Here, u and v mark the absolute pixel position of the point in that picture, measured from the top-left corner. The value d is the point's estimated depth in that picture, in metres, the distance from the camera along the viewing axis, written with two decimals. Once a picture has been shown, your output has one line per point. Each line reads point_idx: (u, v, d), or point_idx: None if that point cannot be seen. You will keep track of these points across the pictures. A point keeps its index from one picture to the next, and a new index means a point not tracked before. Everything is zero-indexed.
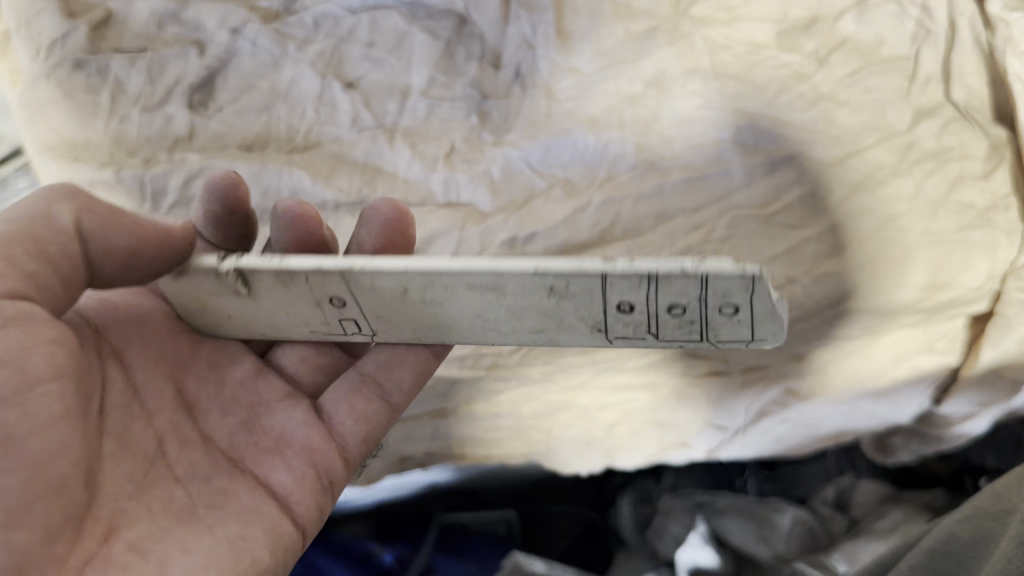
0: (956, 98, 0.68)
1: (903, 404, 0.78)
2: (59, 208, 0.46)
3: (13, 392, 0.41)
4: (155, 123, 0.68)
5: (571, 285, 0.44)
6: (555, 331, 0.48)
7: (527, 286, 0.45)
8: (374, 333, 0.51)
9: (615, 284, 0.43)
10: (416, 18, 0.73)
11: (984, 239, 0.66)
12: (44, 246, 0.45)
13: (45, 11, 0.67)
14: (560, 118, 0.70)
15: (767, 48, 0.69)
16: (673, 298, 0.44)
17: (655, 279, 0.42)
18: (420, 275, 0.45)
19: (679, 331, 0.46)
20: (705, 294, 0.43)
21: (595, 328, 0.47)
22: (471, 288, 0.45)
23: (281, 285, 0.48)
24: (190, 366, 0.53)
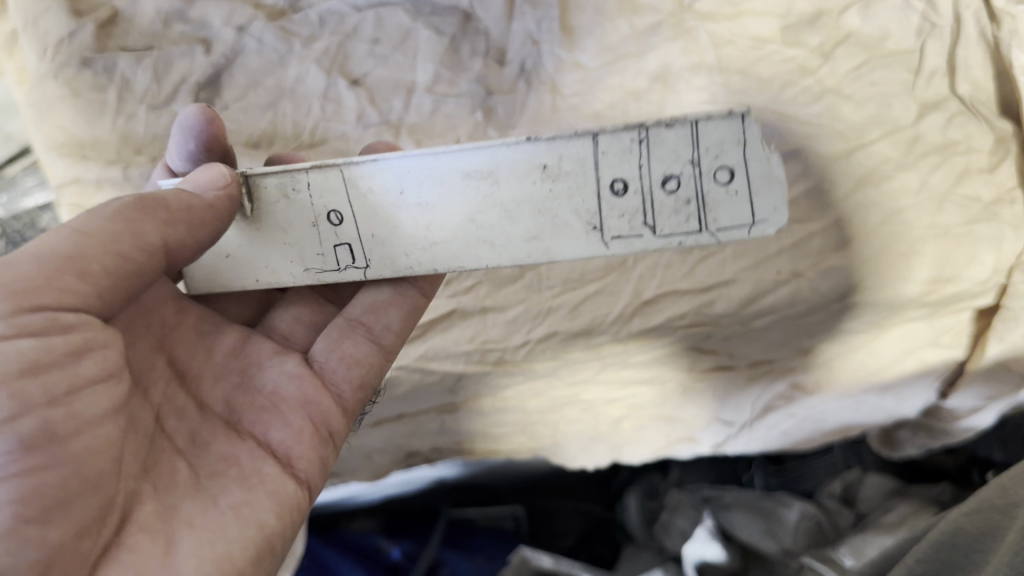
0: (962, 92, 0.69)
1: (911, 398, 0.79)
2: (140, 223, 0.43)
3: (61, 393, 0.40)
4: (162, 120, 0.68)
5: (563, 158, 0.47)
6: (551, 233, 0.48)
7: (523, 169, 0.47)
8: (366, 264, 0.51)
9: (607, 148, 0.46)
10: (420, 14, 0.72)
11: (990, 232, 0.67)
12: (123, 263, 0.42)
13: (51, 9, 0.67)
14: (565, 114, 0.70)
15: (773, 42, 0.69)
16: (664, 163, 0.47)
17: (646, 140, 0.46)
18: (420, 164, 0.48)
19: (675, 219, 0.47)
20: (695, 152, 0.46)
21: (589, 227, 0.48)
22: (467, 175, 0.48)
23: (282, 199, 0.50)
24: (178, 337, 0.52)
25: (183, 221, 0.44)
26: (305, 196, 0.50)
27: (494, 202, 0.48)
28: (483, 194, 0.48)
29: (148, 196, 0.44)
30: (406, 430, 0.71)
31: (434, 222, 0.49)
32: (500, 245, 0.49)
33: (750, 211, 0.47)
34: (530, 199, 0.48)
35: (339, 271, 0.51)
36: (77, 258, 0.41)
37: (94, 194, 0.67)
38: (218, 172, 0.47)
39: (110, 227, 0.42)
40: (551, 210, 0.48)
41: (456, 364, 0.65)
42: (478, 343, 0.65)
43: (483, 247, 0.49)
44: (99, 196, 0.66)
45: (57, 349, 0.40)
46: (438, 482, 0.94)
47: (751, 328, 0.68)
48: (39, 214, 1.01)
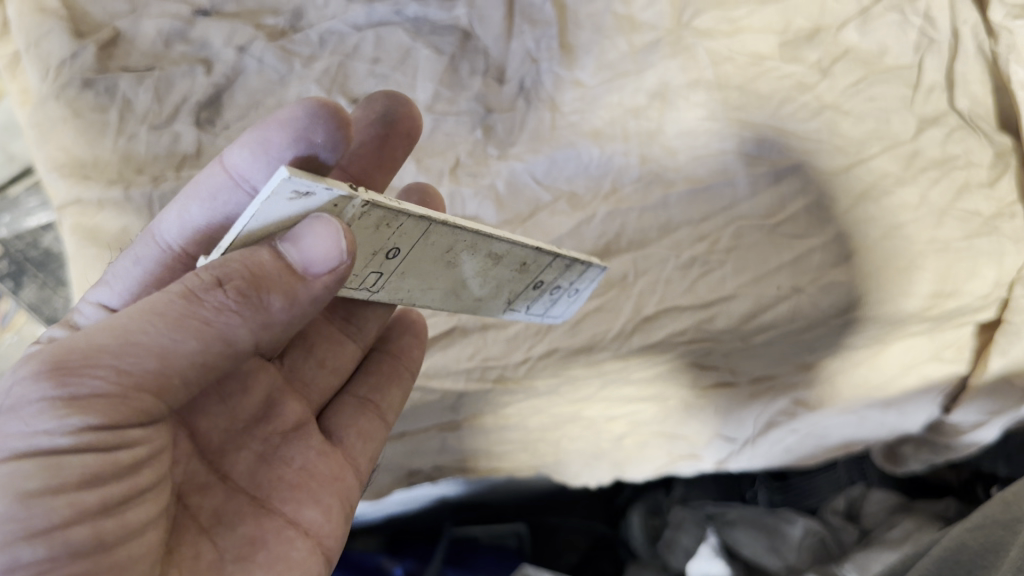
0: (961, 107, 0.70)
1: (914, 413, 0.79)
2: (240, 327, 0.37)
3: (116, 499, 0.36)
4: (163, 140, 0.67)
5: (533, 261, 0.48)
6: (481, 302, 0.50)
7: (509, 261, 0.47)
8: (377, 291, 0.44)
9: (555, 265, 0.49)
10: (420, 33, 0.73)
11: (991, 246, 0.67)
12: (209, 370, 0.37)
13: (54, 32, 0.69)
14: (565, 131, 0.70)
15: (771, 58, 0.70)
16: (570, 280, 0.52)
17: (573, 266, 0.50)
18: (478, 237, 0.43)
19: (543, 305, 0.54)
20: (581, 282, 0.53)
21: (506, 301, 0.51)
22: (483, 253, 0.45)
23: (371, 229, 0.39)
24: (201, 405, 0.46)
25: (281, 323, 0.39)
26: (388, 230, 0.40)
27: (481, 273, 0.47)
28: (479, 266, 0.46)
29: (255, 287, 0.37)
30: (408, 449, 0.70)
31: (430, 273, 0.45)
32: (449, 299, 0.48)
33: (565, 311, 0.57)
34: (498, 279, 0.48)
35: (353, 289, 0.43)
36: (160, 377, 0.36)
37: (94, 215, 0.65)
38: (334, 248, 0.36)
39: (201, 333, 0.36)
40: (499, 285, 0.49)
41: (457, 381, 0.65)
42: (478, 361, 0.64)
43: (445, 300, 0.48)
44: (101, 217, 0.65)
45: (118, 463, 0.36)
46: (441, 501, 0.94)
47: (753, 343, 0.68)
48: (42, 232, 1.06)
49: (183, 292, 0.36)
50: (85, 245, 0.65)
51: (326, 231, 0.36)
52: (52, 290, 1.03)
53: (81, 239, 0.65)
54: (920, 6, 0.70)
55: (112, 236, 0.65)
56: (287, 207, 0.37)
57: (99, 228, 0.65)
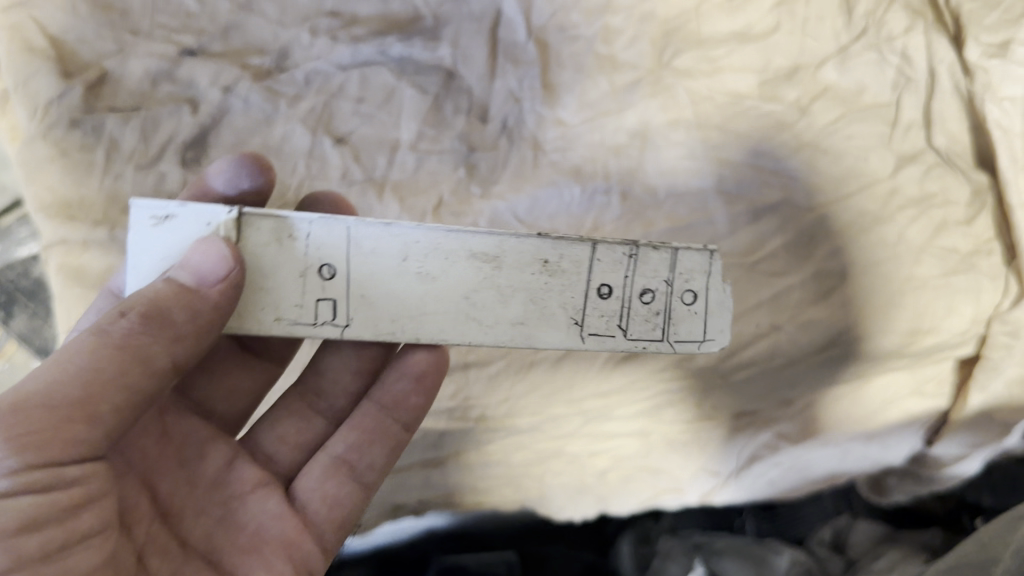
0: (938, 144, 0.70)
1: (896, 446, 0.79)
2: (150, 346, 0.41)
3: (58, 545, 0.39)
4: (149, 180, 0.68)
5: (564, 256, 0.47)
6: (537, 325, 0.48)
7: (525, 260, 0.47)
8: (348, 321, 0.46)
9: (603, 256, 0.48)
10: (405, 74, 0.73)
11: (968, 284, 0.68)
12: (134, 395, 0.41)
13: (42, 72, 0.69)
14: (547, 170, 0.71)
15: (750, 97, 0.71)
16: (646, 277, 0.49)
17: (636, 256, 0.49)
18: (430, 235, 0.46)
19: (644, 326, 0.50)
20: (671, 274, 0.49)
21: (572, 321, 0.49)
22: (472, 257, 0.46)
23: (273, 244, 0.45)
24: (160, 468, 0.50)
25: (194, 336, 0.42)
26: (301, 245, 0.45)
27: (491, 285, 0.47)
28: (484, 274, 0.47)
29: (158, 308, 0.40)
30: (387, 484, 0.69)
31: (428, 294, 0.46)
32: (488, 323, 0.47)
33: (701, 329, 0.51)
34: (523, 287, 0.47)
35: (313, 325, 0.46)
36: (86, 405, 0.39)
37: (80, 254, 0.67)
38: (221, 254, 0.41)
39: (112, 357, 0.40)
40: (542, 302, 0.48)
41: (439, 421, 0.66)
42: (459, 400, 0.65)
43: (470, 327, 0.47)
44: (86, 256, 0.67)
45: (58, 504, 0.39)
46: (429, 531, 0.93)
47: (732, 380, 0.68)
48: (32, 263, 1.05)
49: (93, 329, 0.40)
50: (71, 285, 0.67)
51: (209, 245, 0.41)
52: (42, 320, 1.05)
53: (68, 276, 0.67)
54: (898, 45, 0.71)
55: (97, 275, 0.66)
56: (159, 238, 0.44)
57: (84, 267, 0.66)
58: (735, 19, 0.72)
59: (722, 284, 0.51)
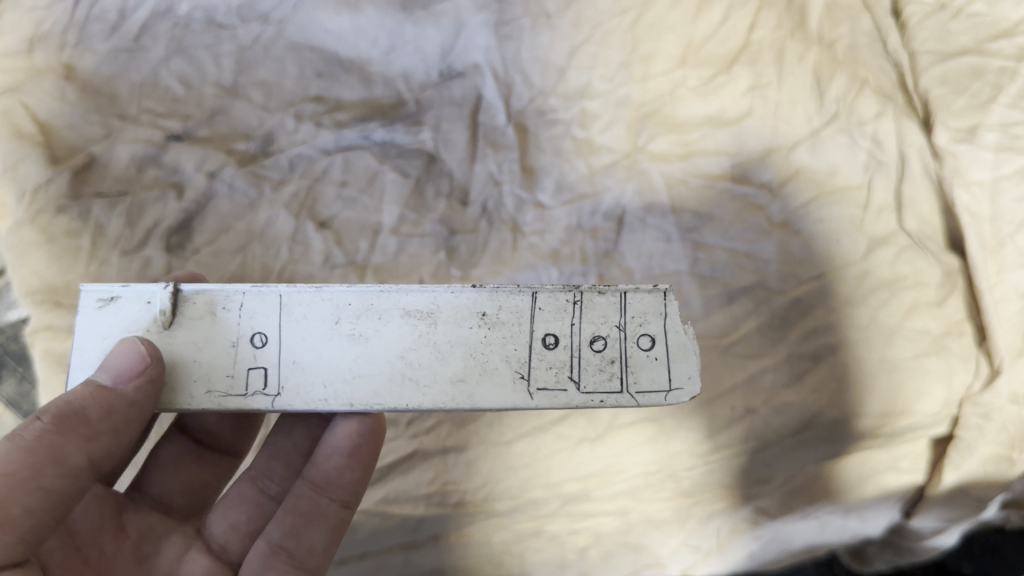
0: (910, 227, 0.71)
1: (874, 519, 0.78)
2: (65, 443, 0.43)
3: None
4: (133, 265, 0.69)
5: (501, 307, 0.47)
6: (478, 381, 0.46)
7: (461, 314, 0.46)
8: (279, 390, 0.45)
9: (544, 305, 0.47)
10: (387, 157, 0.75)
11: (940, 365, 0.68)
12: (51, 495, 0.43)
13: (31, 156, 0.71)
14: (525, 252, 0.72)
15: (722, 179, 0.74)
16: (594, 324, 0.47)
17: (580, 302, 0.47)
18: (361, 296, 0.46)
19: (598, 376, 0.47)
20: (623, 319, 0.47)
21: (518, 376, 0.46)
22: (406, 315, 0.46)
23: (208, 316, 0.46)
24: (116, 564, 0.51)
25: (107, 433, 0.45)
26: (234, 315, 0.46)
27: (428, 342, 0.46)
28: (419, 331, 0.46)
29: (70, 407, 0.43)
30: (371, 564, 0.69)
31: (362, 356, 0.46)
32: (425, 384, 0.46)
33: (667, 376, 0.47)
34: (462, 343, 0.46)
35: (244, 396, 0.45)
36: (2, 508, 0.40)
37: (65, 339, 0.67)
38: (133, 347, 0.43)
39: (28, 455, 0.42)
40: (483, 357, 0.46)
41: (418, 506, 0.66)
42: (436, 485, 0.66)
43: (406, 389, 0.46)
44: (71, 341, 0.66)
45: None
46: None
47: (708, 462, 0.69)
48: (22, 326, 1.06)
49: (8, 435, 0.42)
50: (54, 371, 0.66)
51: (124, 342, 0.44)
52: (30, 384, 1.05)
53: (51, 363, 0.66)
54: (868, 130, 0.73)
55: None
56: (102, 321, 0.45)
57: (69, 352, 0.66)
58: (709, 104, 0.75)
59: (684, 325, 0.47)
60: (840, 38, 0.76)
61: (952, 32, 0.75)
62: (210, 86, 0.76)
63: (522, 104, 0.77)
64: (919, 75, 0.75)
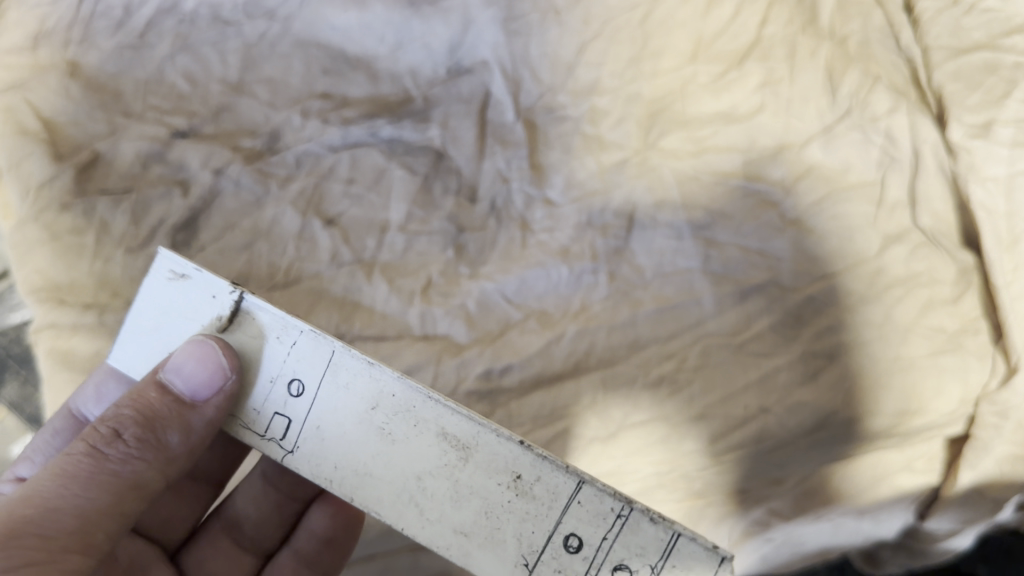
0: (924, 224, 0.70)
1: (888, 521, 0.77)
2: (146, 469, 0.44)
3: None
4: (138, 263, 0.68)
5: (540, 479, 0.40)
6: (478, 544, 0.40)
7: (495, 465, 0.40)
8: (292, 448, 0.43)
9: (584, 501, 0.39)
10: (395, 154, 0.75)
11: (955, 363, 0.66)
12: (124, 517, 0.43)
13: (34, 153, 0.70)
14: (535, 250, 0.71)
15: (735, 175, 0.73)
16: (627, 550, 0.38)
17: (627, 518, 0.38)
18: (408, 392, 0.41)
19: None
20: (661, 560, 0.38)
21: (520, 560, 0.39)
22: (442, 436, 0.41)
23: (259, 338, 0.44)
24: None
25: (178, 459, 0.45)
26: (284, 349, 0.44)
27: (449, 478, 0.41)
28: (447, 459, 0.41)
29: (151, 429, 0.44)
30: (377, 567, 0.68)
31: (385, 459, 0.41)
32: (429, 516, 0.41)
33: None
34: (482, 494, 0.40)
35: (264, 437, 0.44)
36: (86, 528, 0.41)
37: (68, 338, 0.65)
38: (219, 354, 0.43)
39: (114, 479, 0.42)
40: (496, 520, 0.40)
41: None
42: None
43: (405, 512, 0.41)
44: (75, 339, 0.65)
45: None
46: None
47: (720, 462, 0.67)
48: (25, 328, 1.05)
49: (89, 448, 0.42)
50: (58, 369, 0.65)
51: (205, 347, 0.42)
52: (33, 387, 1.04)
53: (56, 362, 0.65)
54: (881, 125, 0.72)
55: (86, 360, 0.64)
56: (168, 292, 0.45)
57: (71, 351, 0.64)
58: (720, 101, 0.75)
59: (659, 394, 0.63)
60: (853, 33, 0.76)
61: (966, 27, 0.74)
62: (216, 83, 0.76)
63: (530, 101, 0.77)
64: (934, 70, 0.74)
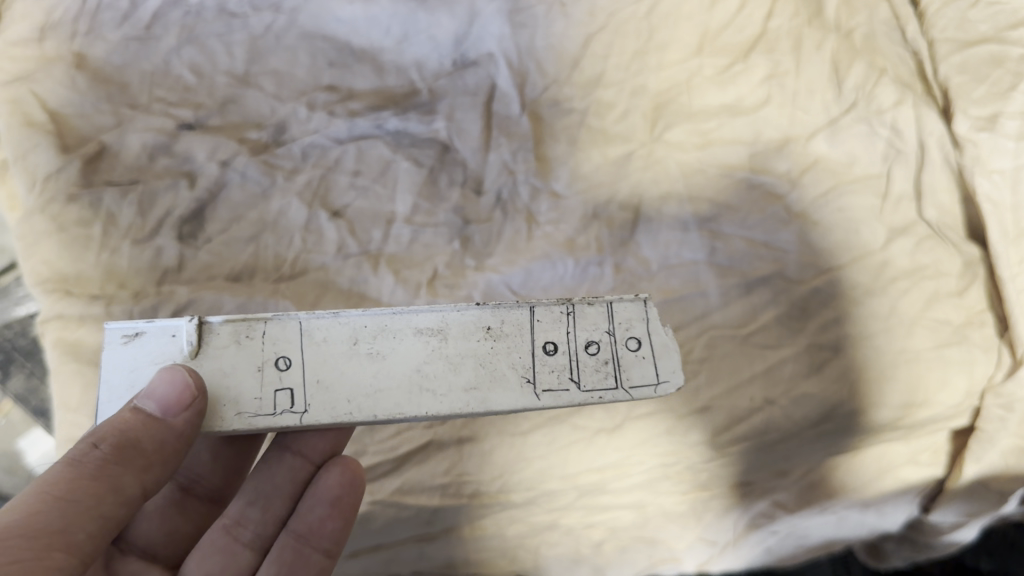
0: (930, 216, 0.70)
1: (892, 513, 0.77)
2: (124, 475, 0.42)
3: None
4: (145, 254, 0.68)
5: (504, 320, 0.46)
6: (489, 387, 0.45)
7: (468, 328, 0.46)
8: (306, 409, 0.44)
9: (542, 316, 0.47)
10: (400, 146, 0.75)
11: (961, 356, 0.66)
12: (109, 522, 0.42)
13: (41, 144, 0.71)
14: (540, 242, 0.71)
15: (740, 168, 0.73)
16: (588, 330, 0.47)
17: (573, 312, 0.47)
18: (375, 318, 0.46)
19: (596, 375, 0.46)
20: (611, 324, 0.47)
21: (524, 380, 0.46)
22: (418, 333, 0.46)
23: (233, 344, 0.44)
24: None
25: (163, 460, 0.43)
26: (258, 341, 0.45)
27: (440, 356, 0.45)
28: (431, 347, 0.45)
29: (129, 437, 0.41)
30: (384, 557, 0.69)
31: (381, 372, 0.45)
32: (441, 393, 0.45)
33: (654, 371, 0.47)
34: (471, 355, 0.45)
35: (274, 415, 0.44)
36: (62, 532, 0.39)
37: (75, 328, 0.65)
38: (179, 376, 0.42)
39: (91, 484, 0.41)
40: (491, 365, 0.46)
41: (432, 498, 0.65)
42: (453, 475, 0.65)
43: (423, 399, 0.45)
44: (81, 330, 0.64)
45: None
46: None
47: (724, 454, 0.67)
48: (31, 321, 1.05)
49: (65, 460, 0.41)
50: (65, 360, 0.64)
51: (170, 371, 0.42)
52: (39, 379, 1.04)
53: (63, 353, 0.64)
54: (887, 118, 0.72)
55: (93, 350, 0.64)
56: (127, 356, 0.44)
57: (79, 342, 0.64)
58: (726, 93, 0.75)
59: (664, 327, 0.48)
60: (858, 26, 0.76)
61: (972, 20, 0.74)
62: (222, 76, 0.77)
63: (536, 94, 0.77)
64: (940, 62, 0.74)
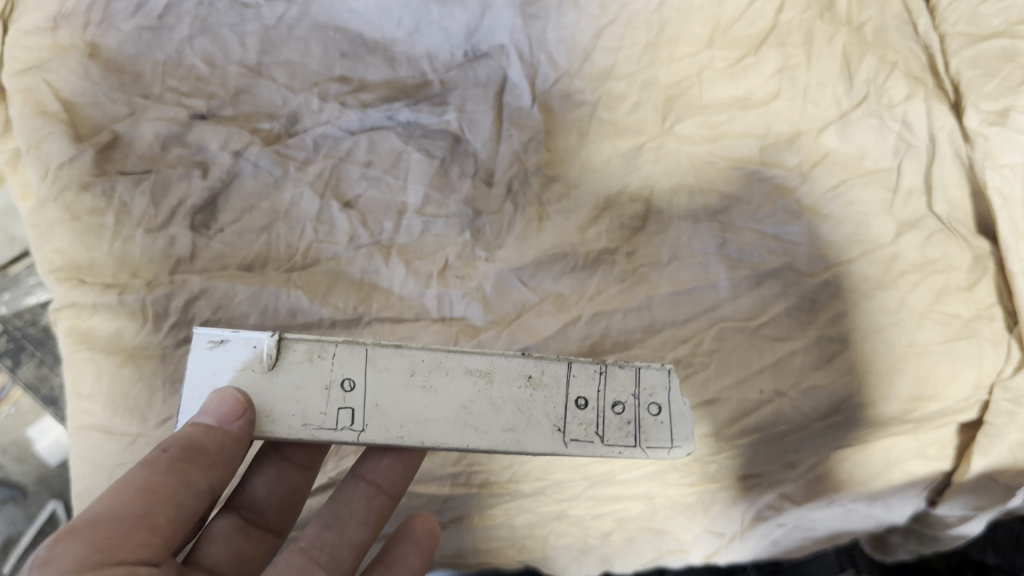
0: (939, 211, 0.70)
1: (899, 507, 0.78)
2: (191, 472, 0.46)
3: None
4: (158, 243, 0.68)
5: (545, 371, 0.50)
6: (524, 430, 0.49)
7: (512, 374, 0.50)
8: (364, 427, 0.47)
9: (577, 372, 0.51)
10: (412, 137, 0.76)
11: (970, 350, 0.66)
12: (183, 510, 0.45)
13: (55, 133, 0.71)
14: (550, 233, 0.71)
15: (751, 161, 0.73)
16: (616, 391, 0.51)
17: (605, 372, 0.51)
18: (432, 354, 0.49)
19: (617, 433, 0.51)
20: (637, 389, 0.51)
21: (554, 427, 0.50)
22: (467, 373, 0.49)
23: (306, 362, 0.48)
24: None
25: (225, 461, 0.47)
26: (327, 362, 0.48)
27: (484, 397, 0.49)
28: (478, 387, 0.49)
29: (191, 443, 0.46)
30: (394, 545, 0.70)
31: (432, 405, 0.48)
32: (482, 430, 0.49)
33: (670, 436, 0.51)
34: (512, 400, 0.49)
35: (334, 430, 0.47)
36: (146, 517, 0.44)
37: (87, 317, 0.65)
38: (229, 397, 0.45)
39: (164, 478, 0.45)
40: (528, 411, 0.49)
41: (443, 487, 0.65)
42: (463, 465, 0.64)
43: (466, 433, 0.48)
44: (94, 319, 0.65)
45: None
46: None
47: (733, 447, 0.68)
48: (41, 311, 1.07)
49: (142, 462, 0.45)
50: (78, 348, 0.65)
51: (222, 392, 0.46)
52: (49, 368, 1.07)
53: (75, 341, 0.65)
54: (898, 112, 0.72)
55: (105, 338, 0.65)
56: (212, 360, 0.47)
57: (92, 330, 0.65)
58: (737, 86, 0.76)
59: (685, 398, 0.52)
60: (869, 20, 0.76)
61: (984, 14, 0.74)
62: (234, 66, 0.77)
63: (547, 86, 0.78)
64: (951, 57, 0.74)
